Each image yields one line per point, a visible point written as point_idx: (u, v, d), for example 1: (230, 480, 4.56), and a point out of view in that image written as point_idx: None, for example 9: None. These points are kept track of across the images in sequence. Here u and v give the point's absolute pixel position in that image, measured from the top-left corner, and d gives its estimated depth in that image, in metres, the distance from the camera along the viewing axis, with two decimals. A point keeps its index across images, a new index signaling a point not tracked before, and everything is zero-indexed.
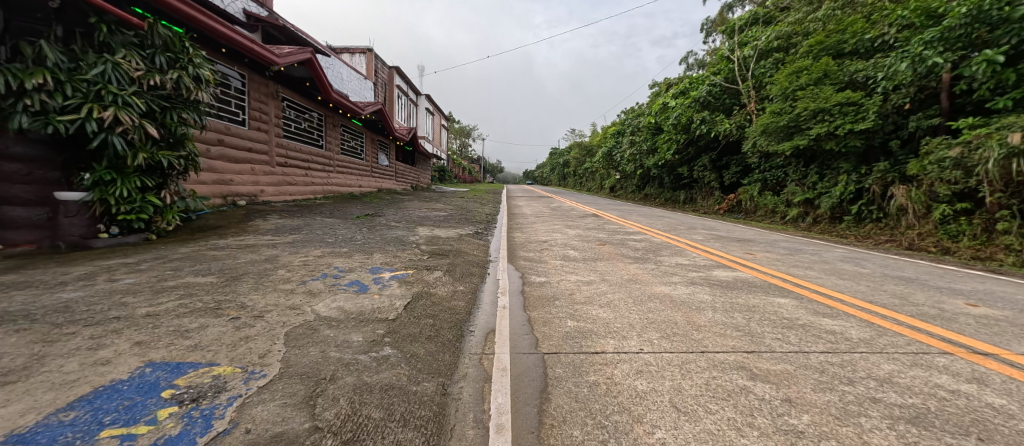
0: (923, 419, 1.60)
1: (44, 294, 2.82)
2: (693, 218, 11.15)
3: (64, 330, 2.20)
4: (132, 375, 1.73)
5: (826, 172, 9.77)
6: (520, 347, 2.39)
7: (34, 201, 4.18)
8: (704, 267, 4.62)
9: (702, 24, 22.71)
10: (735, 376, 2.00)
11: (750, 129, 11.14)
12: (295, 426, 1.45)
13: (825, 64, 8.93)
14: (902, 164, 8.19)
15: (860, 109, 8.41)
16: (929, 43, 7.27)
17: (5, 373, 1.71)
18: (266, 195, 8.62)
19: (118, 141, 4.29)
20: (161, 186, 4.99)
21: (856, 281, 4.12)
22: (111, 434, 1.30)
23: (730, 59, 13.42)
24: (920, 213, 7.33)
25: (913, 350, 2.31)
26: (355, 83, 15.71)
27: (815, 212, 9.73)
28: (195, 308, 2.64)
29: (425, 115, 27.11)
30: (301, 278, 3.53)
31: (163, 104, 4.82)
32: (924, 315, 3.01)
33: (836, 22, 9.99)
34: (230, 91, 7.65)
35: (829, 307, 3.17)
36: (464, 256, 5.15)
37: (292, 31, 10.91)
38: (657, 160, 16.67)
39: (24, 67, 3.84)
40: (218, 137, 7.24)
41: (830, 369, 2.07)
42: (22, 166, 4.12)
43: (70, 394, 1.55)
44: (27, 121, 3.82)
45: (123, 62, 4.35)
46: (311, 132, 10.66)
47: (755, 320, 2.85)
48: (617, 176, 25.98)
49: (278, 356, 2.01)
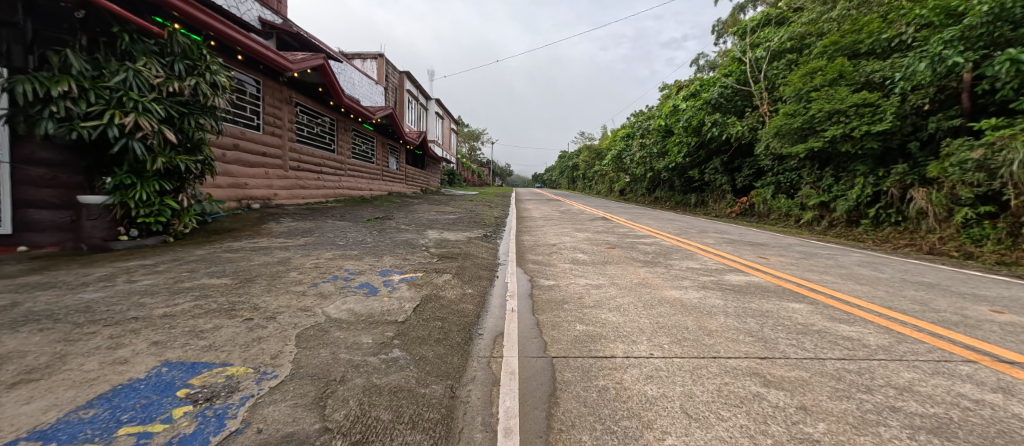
0: (946, 429, 1.54)
1: (67, 294, 2.91)
2: (706, 222, 10.92)
3: (85, 329, 2.26)
4: (148, 374, 1.77)
5: (842, 175, 9.53)
6: (528, 351, 2.38)
7: (59, 204, 4.42)
8: (716, 271, 4.54)
9: (714, 25, 22.66)
10: (748, 382, 1.96)
11: (763, 132, 10.99)
12: (306, 427, 1.47)
13: (840, 64, 8.78)
14: (921, 165, 7.98)
15: (877, 110, 8.20)
16: (948, 43, 7.09)
17: (29, 370, 1.77)
18: (279, 199, 8.78)
19: (138, 146, 4.40)
20: (179, 190, 5.13)
21: (874, 286, 4.00)
22: (128, 432, 1.33)
23: (741, 60, 13.28)
24: (941, 217, 7.16)
25: (935, 358, 2.24)
26: (366, 88, 15.89)
27: (830, 216, 9.52)
28: (210, 309, 2.69)
29: (434, 119, 27.29)
30: (312, 280, 3.58)
31: (181, 110, 4.94)
32: (945, 322, 2.91)
33: (852, 21, 9.81)
34: (246, 97, 7.83)
35: (846, 313, 3.08)
36: (472, 259, 5.16)
37: (305, 38, 11.14)
38: (668, 163, 16.52)
39: (51, 75, 4.00)
40: (233, 142, 7.41)
41: (847, 377, 2.01)
42: (46, 171, 4.34)
43: (90, 392, 1.59)
44: (53, 127, 3.98)
45: (143, 70, 4.47)
46: (324, 136, 10.85)
47: (769, 326, 2.79)
48: (625, 180, 25.83)
49: (289, 357, 2.04)
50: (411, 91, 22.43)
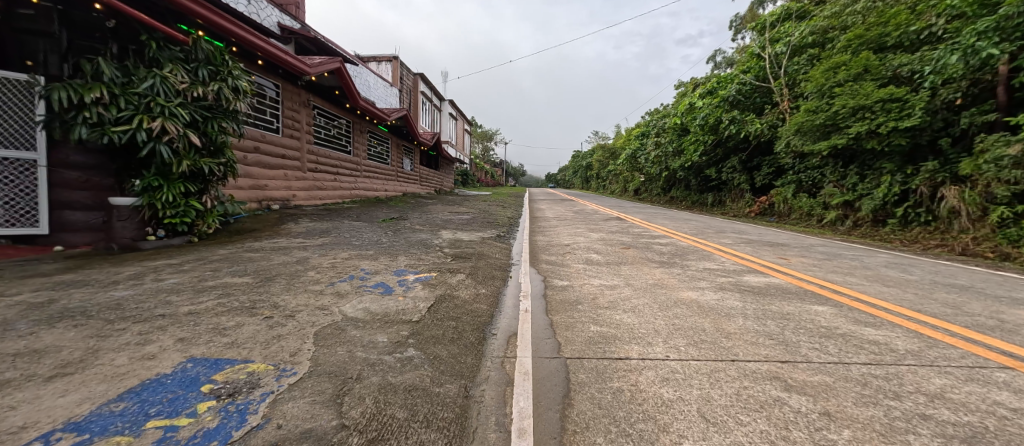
0: (981, 439, 1.47)
1: (99, 292, 3.05)
2: (724, 222, 10.69)
3: (116, 326, 2.36)
4: (174, 369, 1.84)
5: (867, 173, 9.19)
6: (542, 351, 2.38)
7: (92, 206, 4.64)
8: (735, 272, 4.44)
9: (733, 20, 22.19)
10: (768, 387, 1.91)
11: (783, 129, 10.70)
12: (323, 424, 1.50)
13: (865, 58, 8.49)
14: (953, 162, 7.65)
15: (905, 106, 7.88)
16: (982, 34, 6.77)
17: (64, 364, 1.86)
18: (297, 200, 8.98)
19: (164, 149, 4.57)
20: (203, 192, 5.30)
21: (902, 288, 3.84)
22: (156, 425, 1.39)
23: (760, 56, 12.97)
24: (975, 216, 6.84)
25: (968, 364, 2.14)
26: (381, 90, 16.12)
27: (855, 215, 9.20)
28: (232, 307, 2.77)
29: (448, 120, 27.50)
30: (330, 279, 3.65)
31: (205, 114, 5.10)
32: (980, 326, 2.78)
33: (878, 13, 9.45)
34: (265, 101, 8.04)
35: (872, 316, 2.98)
36: (486, 259, 5.18)
37: (322, 42, 11.38)
38: (684, 162, 16.24)
39: (84, 83, 4.20)
40: (254, 145, 7.62)
41: (873, 382, 1.94)
42: (80, 174, 4.58)
43: (120, 386, 1.66)
44: (86, 132, 4.17)
45: (169, 76, 4.64)
46: (340, 138, 11.05)
47: (790, 329, 2.71)
48: (640, 179, 25.50)
49: (308, 354, 2.09)
50: (425, 92, 22.67)
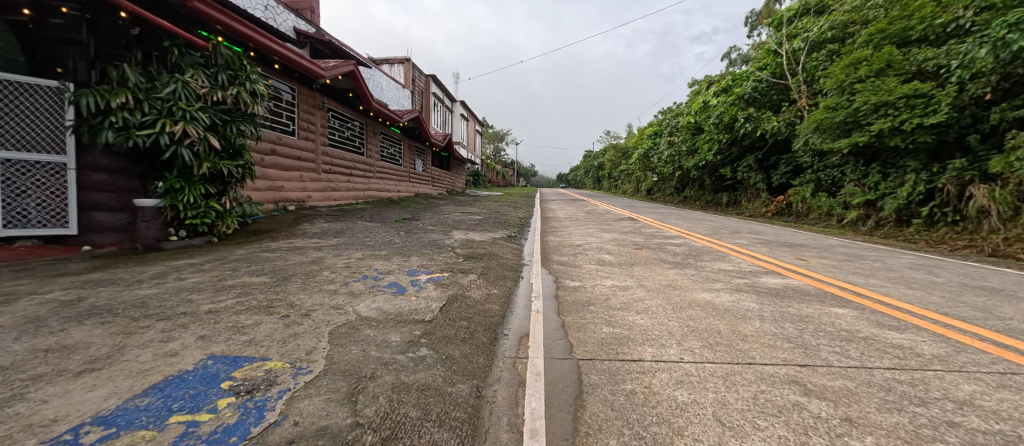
0: None
1: (124, 291, 3.16)
2: (739, 222, 10.47)
3: (141, 323, 2.44)
4: (196, 366, 1.89)
5: (890, 171, 8.90)
6: (553, 352, 2.37)
7: (118, 207, 4.82)
8: (751, 274, 4.35)
9: (749, 17, 21.74)
10: (787, 391, 1.87)
11: (801, 127, 10.44)
12: (339, 421, 1.52)
13: (888, 53, 8.23)
14: (982, 160, 7.35)
15: (930, 101, 7.60)
16: (1013, 26, 6.50)
17: (93, 360, 1.93)
18: (312, 201, 9.15)
19: (186, 152, 4.71)
20: (222, 193, 5.44)
21: (928, 291, 3.71)
22: (179, 420, 1.43)
23: (777, 53, 12.69)
24: (1007, 216, 6.56)
25: (999, 370, 2.05)
26: (394, 92, 16.31)
27: (877, 215, 8.91)
28: (250, 306, 2.84)
29: (459, 121, 27.66)
30: (344, 279, 3.71)
31: (224, 117, 5.24)
32: (1013, 331, 2.66)
33: (902, 6, 9.15)
34: (282, 104, 8.22)
35: (896, 319, 2.88)
36: (497, 259, 5.18)
37: (336, 46, 11.57)
38: (698, 161, 15.98)
39: (111, 89, 4.36)
40: (271, 147, 7.79)
41: (898, 388, 1.88)
42: (107, 177, 4.76)
43: (145, 381, 1.72)
44: (112, 136, 4.32)
45: (190, 81, 4.78)
46: (354, 140, 11.22)
47: (809, 332, 2.64)
48: (653, 179, 25.17)
49: (323, 353, 2.12)
50: (436, 94, 22.85)
